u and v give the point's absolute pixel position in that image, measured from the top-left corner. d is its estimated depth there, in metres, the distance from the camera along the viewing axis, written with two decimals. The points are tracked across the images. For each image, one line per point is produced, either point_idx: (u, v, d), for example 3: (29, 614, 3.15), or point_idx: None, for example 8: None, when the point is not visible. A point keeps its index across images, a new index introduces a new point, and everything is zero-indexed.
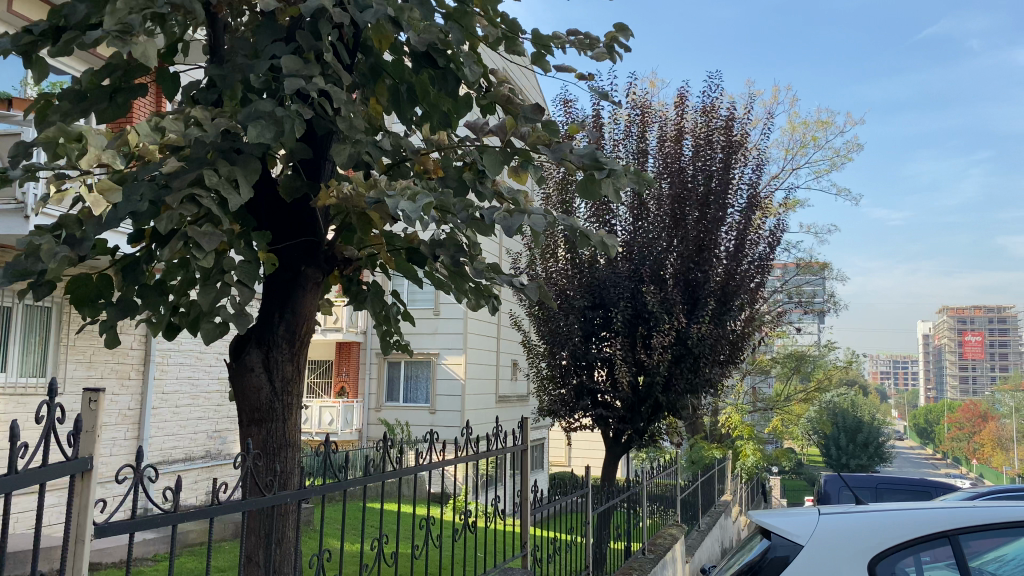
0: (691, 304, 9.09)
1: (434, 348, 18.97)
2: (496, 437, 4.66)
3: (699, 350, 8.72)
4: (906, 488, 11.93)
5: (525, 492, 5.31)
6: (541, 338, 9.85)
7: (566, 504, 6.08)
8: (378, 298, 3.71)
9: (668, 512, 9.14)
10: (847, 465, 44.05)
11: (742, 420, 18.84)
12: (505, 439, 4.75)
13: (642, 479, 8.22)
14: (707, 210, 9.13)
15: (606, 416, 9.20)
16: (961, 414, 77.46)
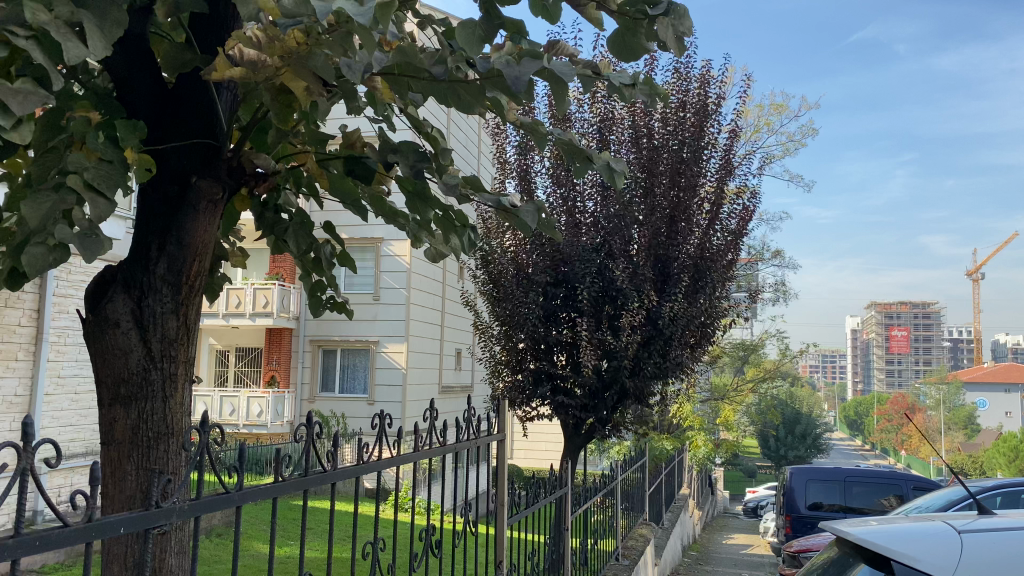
0: (661, 281, 8.23)
1: (373, 335, 17.86)
2: (466, 425, 3.70)
3: (671, 331, 7.87)
4: (874, 482, 11.25)
5: (501, 489, 4.40)
6: (495, 319, 8.87)
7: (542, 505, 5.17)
8: (304, 231, 2.70)
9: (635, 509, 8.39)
10: (785, 456, 44.62)
11: (694, 412, 18.26)
12: (475, 427, 3.81)
13: (617, 474, 7.50)
14: (680, 176, 8.27)
15: (567, 405, 8.29)
16: (890, 407, 79.57)
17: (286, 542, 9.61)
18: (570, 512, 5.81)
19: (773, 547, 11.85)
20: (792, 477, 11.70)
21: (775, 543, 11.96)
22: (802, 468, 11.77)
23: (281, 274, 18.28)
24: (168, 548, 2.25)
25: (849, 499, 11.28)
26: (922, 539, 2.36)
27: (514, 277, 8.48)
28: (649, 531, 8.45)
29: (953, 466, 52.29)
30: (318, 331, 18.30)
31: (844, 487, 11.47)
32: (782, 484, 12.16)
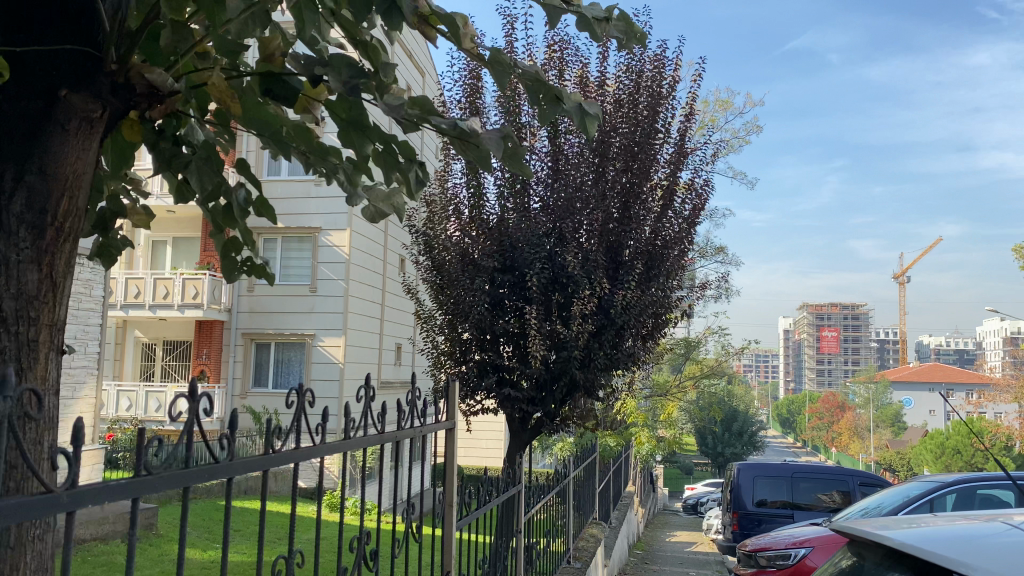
0: (614, 269, 7.86)
1: (309, 328, 17.18)
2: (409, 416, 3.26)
3: (624, 320, 7.50)
4: (820, 477, 11.17)
5: (449, 490, 3.97)
6: (438, 308, 8.40)
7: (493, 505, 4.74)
8: (210, 169, 2.17)
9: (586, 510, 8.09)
10: (722, 454, 45.34)
11: (638, 408, 18.09)
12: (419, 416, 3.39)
13: (567, 472, 7.16)
14: (634, 158, 7.90)
15: (513, 398, 7.88)
16: (821, 405, 81.54)
17: (211, 547, 9.01)
18: (526, 511, 5.66)
19: (718, 544, 11.64)
20: (739, 473, 11.49)
21: (719, 541, 11.77)
22: (749, 464, 11.57)
23: (211, 265, 17.50)
24: (21, 566, 1.75)
25: (795, 495, 11.17)
26: (977, 544, 2.33)
27: (458, 264, 8.02)
28: (599, 532, 8.13)
29: (882, 462, 53.78)
30: (250, 324, 17.47)
31: (790, 483, 11.34)
32: (728, 480, 11.97)
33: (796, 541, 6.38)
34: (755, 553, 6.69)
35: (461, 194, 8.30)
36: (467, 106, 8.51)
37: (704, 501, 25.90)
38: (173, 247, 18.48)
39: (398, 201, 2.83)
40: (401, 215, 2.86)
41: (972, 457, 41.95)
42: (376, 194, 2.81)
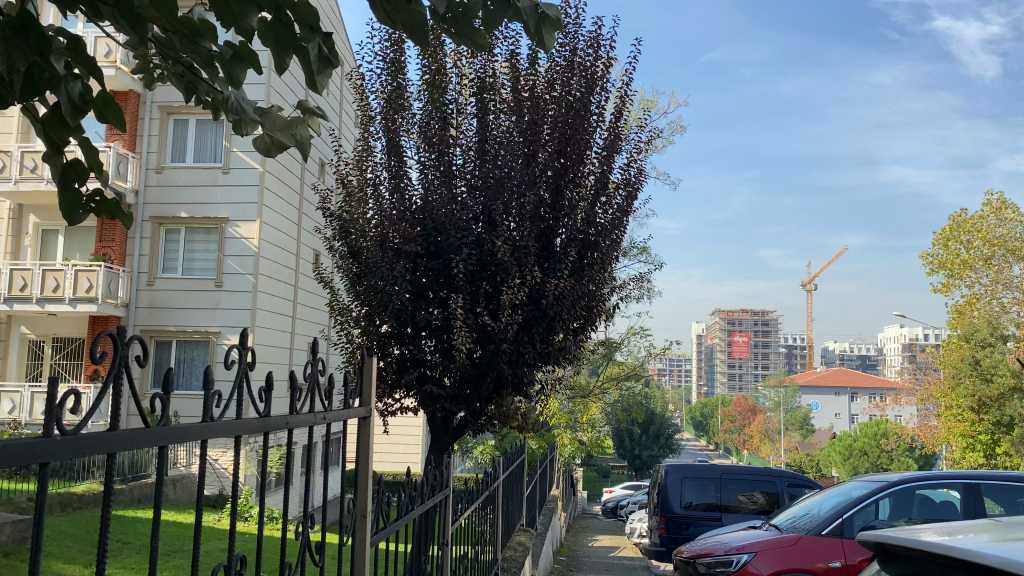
0: (545, 257, 7.38)
1: (214, 326, 16.18)
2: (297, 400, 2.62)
3: (555, 311, 7.02)
4: (747, 479, 11.01)
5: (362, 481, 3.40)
6: (354, 301, 7.74)
7: (417, 514, 4.16)
8: (52, 53, 2.17)
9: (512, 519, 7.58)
10: (639, 456, 45.57)
11: (561, 410, 17.76)
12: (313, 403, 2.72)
13: (495, 475, 6.69)
14: (568, 140, 7.44)
15: (436, 396, 7.31)
16: (733, 408, 83.43)
17: (94, 561, 8.14)
18: (454, 518, 5.25)
19: (643, 548, 11.31)
20: (667, 475, 11.19)
21: (644, 545, 11.44)
22: (676, 465, 11.30)
23: (108, 255, 16.03)
24: None
25: (723, 496, 10.93)
26: None
27: (377, 252, 7.40)
28: (524, 540, 7.68)
29: (792, 464, 55.19)
30: (149, 320, 16.32)
31: (717, 484, 11.10)
32: (654, 482, 11.64)
33: (736, 545, 6.01)
34: (694, 559, 6.29)
35: (381, 176, 7.68)
36: (389, 81, 7.91)
37: (623, 503, 25.79)
38: (66, 236, 17.16)
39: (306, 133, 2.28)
40: (306, 151, 2.30)
41: (878, 457, 43.42)
42: (274, 121, 2.26)
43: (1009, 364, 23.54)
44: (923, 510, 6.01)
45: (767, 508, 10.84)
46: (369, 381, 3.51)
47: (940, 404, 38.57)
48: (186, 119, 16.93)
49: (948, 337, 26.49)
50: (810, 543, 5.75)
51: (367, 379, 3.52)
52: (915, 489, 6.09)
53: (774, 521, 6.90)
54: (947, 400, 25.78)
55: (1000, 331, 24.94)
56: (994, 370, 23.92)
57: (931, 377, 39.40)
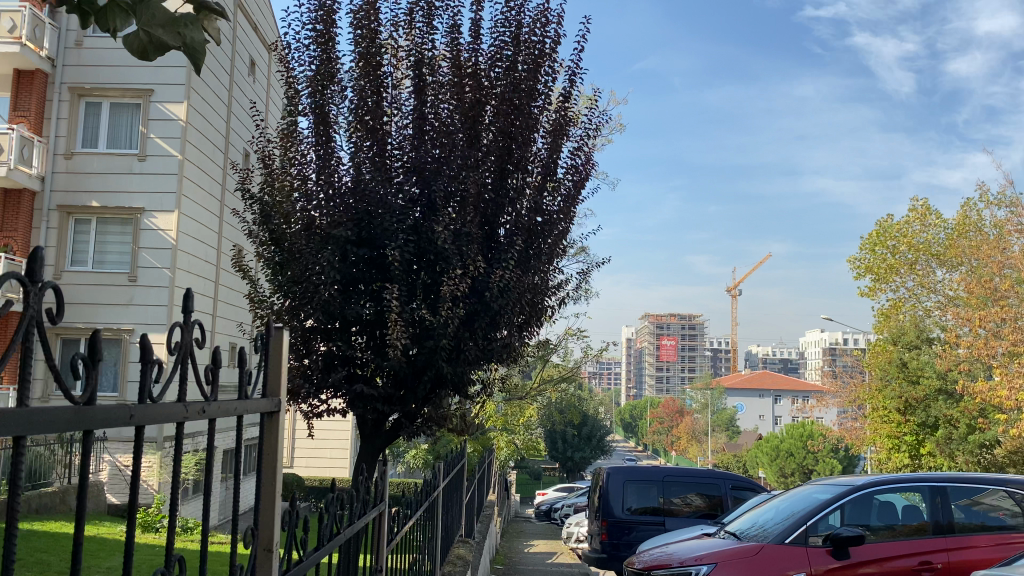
0: (488, 246, 6.84)
1: (128, 323, 15.08)
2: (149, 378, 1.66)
3: (499, 304, 6.48)
4: (690, 481, 10.69)
5: (264, 508, 2.42)
6: (277, 294, 7.04)
7: (345, 535, 3.45)
8: None
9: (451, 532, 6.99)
10: (570, 458, 45.54)
11: (496, 413, 17.23)
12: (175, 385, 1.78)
13: (435, 483, 6.15)
14: (514, 121, 6.89)
15: (366, 396, 6.70)
16: (662, 410, 84.40)
17: None
18: (388, 530, 4.66)
19: (581, 555, 10.86)
20: (609, 478, 10.78)
21: (584, 551, 11.01)
22: (618, 468, 10.90)
23: (9, 245, 14.84)
24: None
25: (665, 500, 10.56)
26: None
27: (304, 240, 6.75)
28: (461, 554, 7.14)
29: (719, 464, 55.94)
30: None
31: (660, 488, 10.72)
32: (595, 486, 11.22)
33: (693, 557, 5.53)
34: (649, 571, 5.81)
35: (310, 157, 7.05)
36: (319, 52, 7.27)
37: (556, 506, 25.41)
38: None
39: (196, 34, 2.02)
40: (196, 54, 2.06)
41: (804, 459, 44.20)
42: (151, 17, 2.02)
43: (934, 366, 24.04)
44: (883, 515, 5.49)
45: (707, 510, 10.56)
46: (282, 364, 2.58)
47: (865, 406, 39.45)
48: (99, 101, 15.79)
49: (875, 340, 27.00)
50: (772, 552, 5.29)
51: (277, 364, 2.57)
52: (874, 496, 5.57)
53: (729, 528, 6.43)
54: (873, 401, 26.20)
55: (925, 334, 25.47)
56: (920, 372, 24.38)
57: (856, 378, 40.31)
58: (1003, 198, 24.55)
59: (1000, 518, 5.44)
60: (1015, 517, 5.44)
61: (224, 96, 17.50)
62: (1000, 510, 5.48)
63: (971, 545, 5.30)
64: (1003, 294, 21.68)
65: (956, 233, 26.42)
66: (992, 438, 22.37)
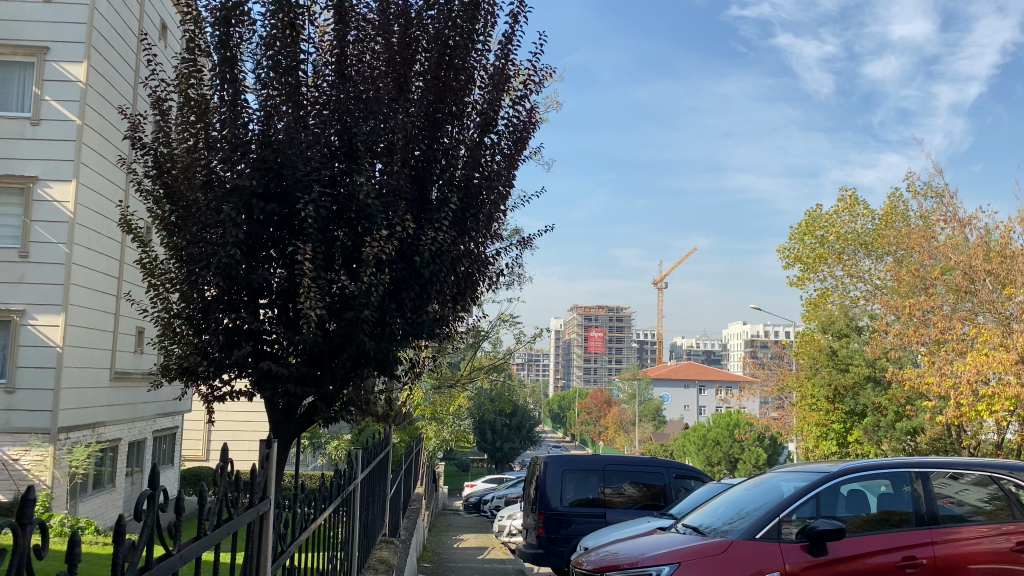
0: (419, 207, 6.00)
1: (17, 303, 13.65)
2: None
3: (430, 271, 5.66)
4: (632, 470, 10.16)
5: None
6: (173, 260, 6.07)
7: (234, 529, 2.56)
8: None
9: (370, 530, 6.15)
10: (500, 449, 44.98)
11: (426, 402, 16.36)
12: None
13: (352, 473, 5.33)
14: (450, 63, 6.03)
15: (276, 377, 5.82)
16: (590, 401, 84.68)
17: None
18: (284, 536, 3.51)
19: (516, 551, 10.17)
20: (546, 468, 10.09)
21: (518, 546, 10.32)
22: (557, 457, 10.24)
23: None
24: None
25: (607, 490, 9.97)
26: None
27: (204, 196, 5.77)
28: (380, 552, 6.32)
29: (647, 452, 56.29)
30: None
31: (601, 478, 10.11)
32: (531, 477, 10.54)
33: (653, 555, 4.83)
34: (599, 572, 5.05)
35: (214, 101, 6.06)
36: None
37: (486, 498, 24.72)
38: None
39: None
40: None
41: (730, 447, 44.59)
42: None
43: (864, 354, 24.23)
44: (852, 505, 4.94)
45: (645, 500, 10.03)
46: None
47: (791, 394, 39.95)
48: None
49: (805, 329, 27.17)
50: (744, 549, 4.66)
51: None
52: (841, 486, 5.01)
53: (685, 521, 5.79)
54: (802, 389, 26.31)
55: (854, 322, 25.66)
56: (850, 360, 24.61)
57: (780, 367, 40.81)
58: (928, 188, 24.95)
59: (956, 507, 4.94)
60: (975, 505, 4.95)
61: (131, 61, 16.18)
62: (948, 498, 4.96)
63: (937, 536, 4.78)
64: (931, 281, 21.91)
65: (883, 223, 26.81)
66: (918, 425, 22.65)
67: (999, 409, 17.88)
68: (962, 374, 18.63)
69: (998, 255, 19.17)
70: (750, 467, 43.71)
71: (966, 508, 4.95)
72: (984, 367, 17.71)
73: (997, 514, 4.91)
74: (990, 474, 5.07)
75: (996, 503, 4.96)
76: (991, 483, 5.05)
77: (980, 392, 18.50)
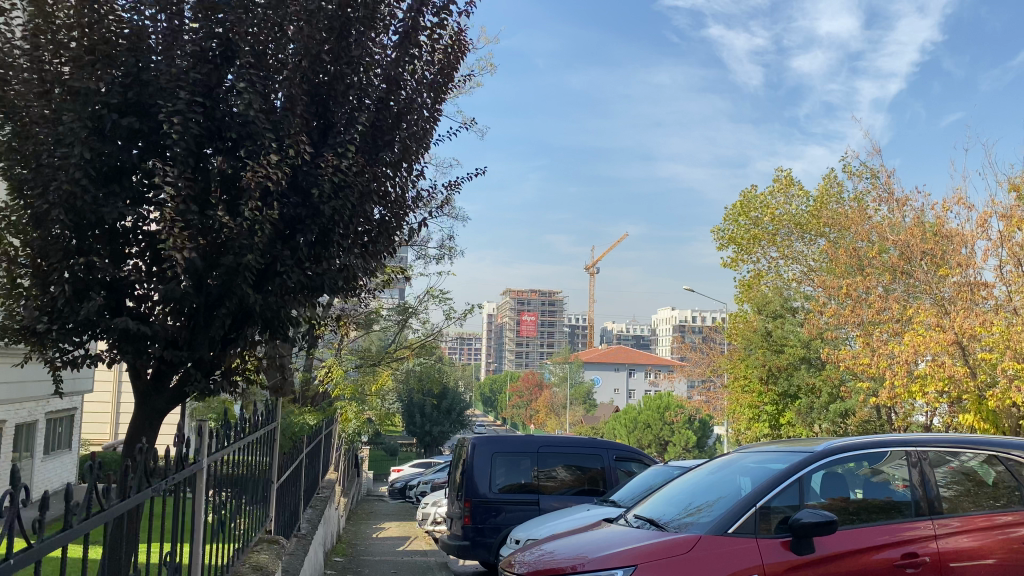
0: (320, 134, 4.96)
1: None
2: None
3: (331, 208, 4.63)
4: (569, 451, 9.31)
5: None
6: (10, 192, 4.83)
7: None
8: None
9: (243, 521, 5.03)
10: (429, 433, 43.91)
11: (344, 379, 15.31)
12: None
13: (199, 452, 3.99)
14: None
15: (139, 337, 4.69)
16: (521, 384, 84.06)
17: None
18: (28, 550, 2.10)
19: (440, 543, 9.20)
20: (474, 451, 9.11)
21: (441, 536, 9.39)
22: (486, 438, 9.27)
23: None
24: None
25: (539, 474, 9.09)
26: None
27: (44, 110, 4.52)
28: (242, 545, 5.09)
29: (579, 432, 56.26)
30: None
31: (535, 460, 9.20)
32: (457, 459, 9.59)
33: (601, 557, 3.89)
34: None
35: None
36: None
37: (412, 482, 23.77)
38: None
39: None
40: None
41: (661, 430, 44.57)
42: None
43: (799, 335, 24.06)
44: (827, 490, 4.15)
45: (580, 485, 9.17)
46: None
47: (720, 377, 40.06)
48: None
49: (738, 310, 26.93)
50: (716, 547, 3.81)
51: None
52: (817, 470, 4.20)
53: (631, 513, 4.90)
54: (735, 371, 26.08)
55: (789, 303, 25.33)
56: (784, 341, 24.42)
57: (711, 350, 40.82)
58: (863, 170, 24.84)
59: (924, 493, 4.19)
60: (937, 490, 4.21)
61: None
62: (901, 482, 4.22)
63: (910, 532, 4.02)
64: (867, 261, 21.67)
65: (817, 205, 26.64)
66: (850, 407, 22.54)
67: (932, 390, 17.64)
68: (897, 355, 18.34)
69: (934, 235, 18.95)
70: (680, 450, 43.80)
71: (930, 495, 4.20)
72: (920, 347, 17.38)
73: (960, 502, 4.20)
74: (939, 450, 4.37)
75: (956, 488, 4.24)
76: (946, 464, 4.33)
77: (913, 373, 18.20)
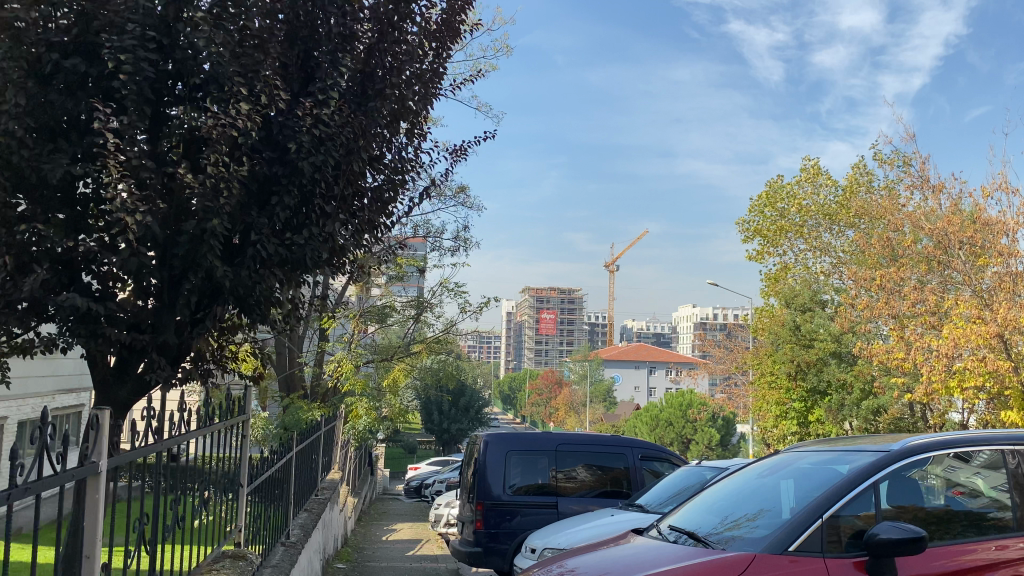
0: (301, 84, 4.29)
1: None
2: None
3: (309, 165, 3.97)
4: (589, 449, 8.60)
5: None
6: None
7: None
8: None
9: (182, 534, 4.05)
10: (448, 430, 43.37)
11: (356, 371, 14.72)
12: None
13: (96, 449, 2.86)
14: None
15: (93, 318, 4.03)
16: (541, 381, 83.32)
17: None
18: None
19: (450, 547, 8.56)
20: (487, 449, 8.44)
21: (452, 540, 8.73)
22: (499, 434, 8.59)
23: None
24: None
25: (556, 473, 8.40)
26: None
27: None
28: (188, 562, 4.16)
29: (601, 428, 55.44)
30: None
31: (552, 459, 8.50)
32: (469, 456, 8.92)
33: None
34: None
35: None
36: None
37: (429, 481, 23.16)
38: None
39: None
40: None
41: (683, 428, 43.64)
42: None
43: (829, 329, 23.18)
44: (898, 495, 3.45)
45: (601, 486, 8.48)
46: None
47: (746, 374, 39.14)
48: None
49: (764, 305, 26.08)
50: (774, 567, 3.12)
51: None
52: (887, 471, 3.49)
53: (665, 521, 4.20)
54: (762, 366, 25.24)
55: (817, 297, 24.44)
56: (813, 335, 23.55)
57: (735, 346, 39.91)
58: (895, 157, 23.93)
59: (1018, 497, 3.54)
60: None
61: None
62: (956, 487, 3.55)
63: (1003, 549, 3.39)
64: (901, 252, 20.78)
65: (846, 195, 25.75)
66: (882, 403, 21.61)
67: (970, 385, 16.71)
68: (935, 348, 17.34)
69: (974, 222, 17.97)
70: (703, 448, 42.96)
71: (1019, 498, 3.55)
72: (960, 339, 16.39)
73: None
74: (1023, 455, 3.66)
75: None
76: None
77: (952, 367, 17.23)
